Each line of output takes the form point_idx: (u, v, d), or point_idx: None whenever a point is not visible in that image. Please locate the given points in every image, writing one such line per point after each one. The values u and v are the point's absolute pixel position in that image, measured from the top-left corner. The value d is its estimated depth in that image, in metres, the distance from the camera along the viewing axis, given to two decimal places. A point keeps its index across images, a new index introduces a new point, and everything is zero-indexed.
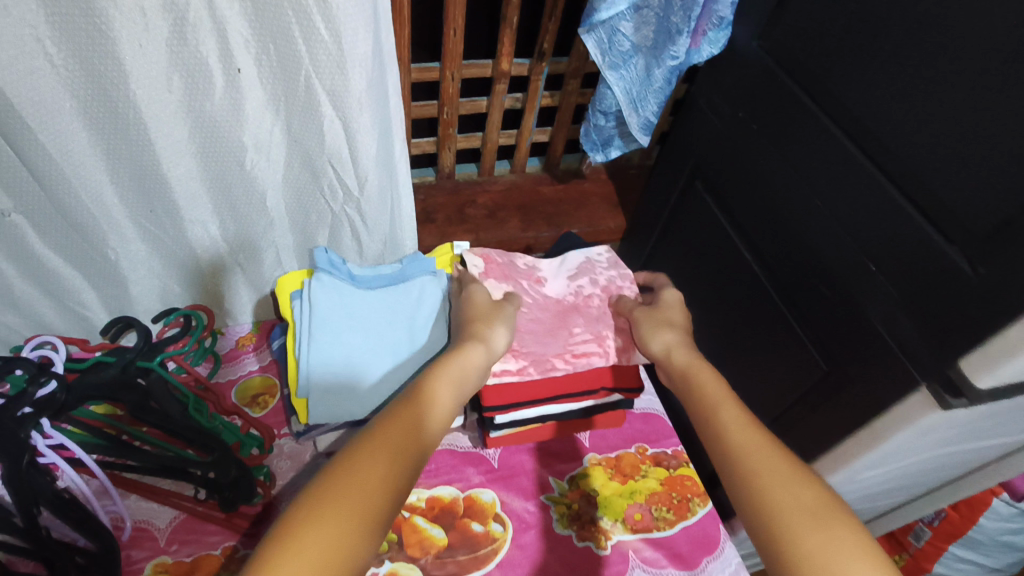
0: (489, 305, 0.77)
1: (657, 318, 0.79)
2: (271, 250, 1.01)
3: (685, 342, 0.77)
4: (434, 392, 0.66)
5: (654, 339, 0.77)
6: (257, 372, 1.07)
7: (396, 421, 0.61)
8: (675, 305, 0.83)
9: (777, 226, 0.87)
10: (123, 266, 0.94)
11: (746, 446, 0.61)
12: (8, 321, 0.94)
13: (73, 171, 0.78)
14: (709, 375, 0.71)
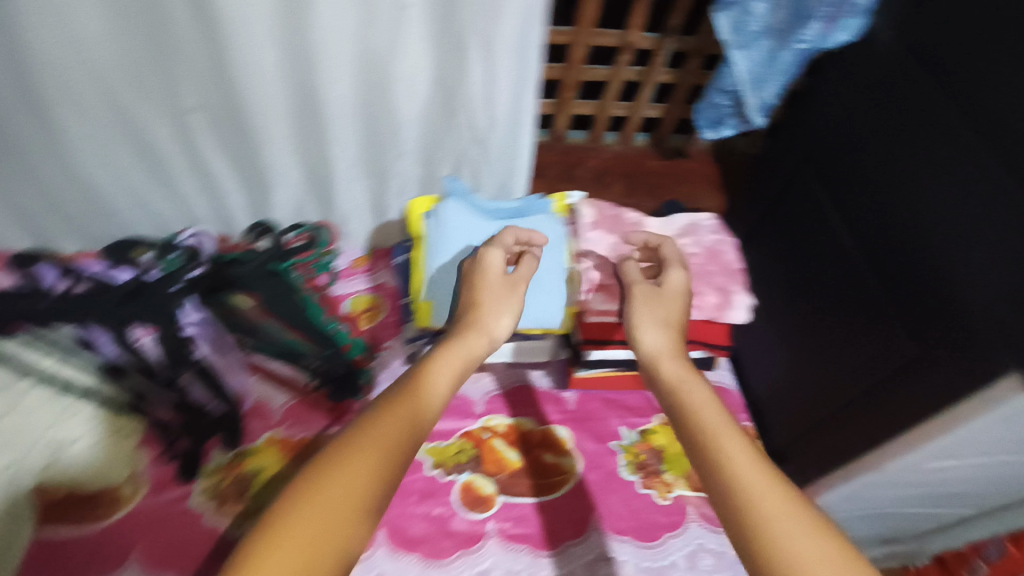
0: (493, 289, 0.75)
1: (657, 311, 0.74)
2: (395, 180, 1.10)
3: (676, 342, 0.72)
4: (432, 379, 0.63)
5: (650, 335, 0.72)
6: (365, 291, 1.16)
7: (389, 411, 0.57)
8: (672, 294, 0.77)
9: (882, 214, 0.89)
10: (272, 178, 1.05)
11: (748, 478, 0.55)
12: (163, 208, 1.07)
13: (246, 82, 0.89)
14: (698, 389, 0.65)
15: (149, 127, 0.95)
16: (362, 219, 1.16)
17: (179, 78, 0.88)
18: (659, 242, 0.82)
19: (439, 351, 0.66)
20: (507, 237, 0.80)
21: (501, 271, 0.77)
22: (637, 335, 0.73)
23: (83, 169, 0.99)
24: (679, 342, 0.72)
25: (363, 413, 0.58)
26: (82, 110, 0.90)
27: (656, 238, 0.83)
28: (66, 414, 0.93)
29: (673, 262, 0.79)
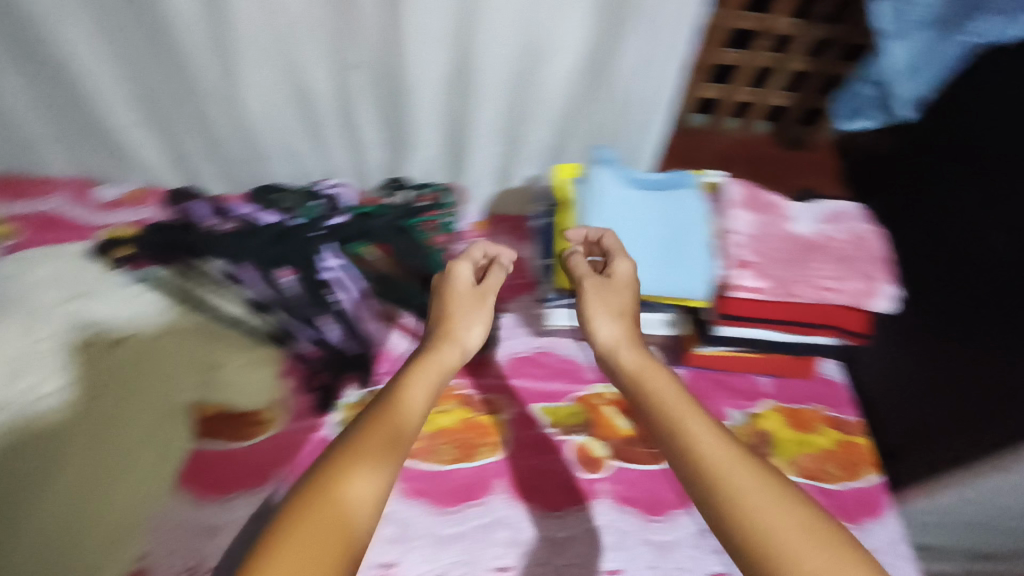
0: (462, 304, 0.83)
1: (610, 302, 0.77)
2: (525, 149, 1.12)
3: (631, 328, 0.75)
4: (412, 387, 0.69)
5: (607, 326, 0.75)
6: (480, 254, 1.18)
7: (378, 418, 0.63)
8: (622, 285, 0.80)
9: (1017, 228, 0.84)
10: (413, 135, 1.10)
11: (714, 458, 0.58)
12: (308, 157, 1.14)
13: (412, 39, 0.93)
14: (659, 376, 0.68)
15: (310, 77, 1.00)
16: (486, 184, 1.19)
17: (350, 30, 0.93)
18: (602, 232, 0.85)
19: (410, 363, 0.73)
20: (475, 253, 0.90)
21: (470, 282, 0.86)
22: (591, 329, 0.75)
23: (241, 115, 1.05)
24: (635, 329, 0.76)
25: (345, 433, 0.62)
26: (254, 56, 0.96)
27: (597, 230, 0.87)
28: (219, 341, 1.02)
29: (617, 251, 0.82)
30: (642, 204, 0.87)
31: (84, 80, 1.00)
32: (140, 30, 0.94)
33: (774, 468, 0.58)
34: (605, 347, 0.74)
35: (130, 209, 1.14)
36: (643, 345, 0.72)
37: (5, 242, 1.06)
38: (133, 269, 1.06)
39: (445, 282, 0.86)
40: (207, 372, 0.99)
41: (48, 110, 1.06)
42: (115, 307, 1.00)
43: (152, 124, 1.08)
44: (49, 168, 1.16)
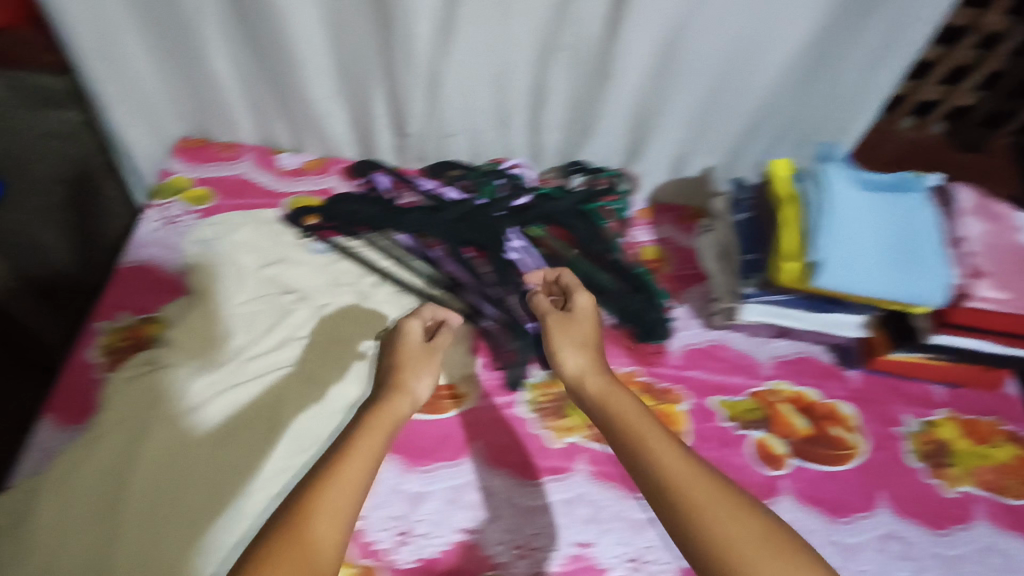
0: (416, 355, 0.80)
1: (573, 336, 0.79)
2: (708, 140, 1.10)
3: (600, 357, 0.77)
4: (365, 432, 0.67)
5: (574, 357, 0.76)
6: (650, 243, 1.18)
7: (341, 461, 0.63)
8: (587, 317, 0.83)
9: None
10: (599, 123, 1.07)
11: (674, 474, 0.61)
12: (489, 139, 1.12)
13: (635, 26, 0.90)
14: (626, 405, 0.69)
15: (513, 61, 0.98)
16: (658, 173, 1.18)
17: (572, 14, 0.91)
18: (558, 273, 0.92)
19: (365, 416, 0.69)
20: (427, 313, 0.87)
21: (418, 338, 0.82)
22: (567, 364, 0.76)
23: (434, 93, 1.03)
24: (598, 355, 0.78)
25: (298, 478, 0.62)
26: (466, 38, 0.94)
27: (554, 272, 0.94)
28: (412, 315, 1.02)
29: (579, 287, 0.87)
30: (873, 209, 0.84)
31: (286, 54, 0.99)
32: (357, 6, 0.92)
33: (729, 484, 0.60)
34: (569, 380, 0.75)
35: (314, 179, 1.15)
36: (605, 369, 0.74)
37: (199, 206, 1.09)
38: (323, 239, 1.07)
39: (400, 332, 0.82)
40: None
41: (243, 79, 1.06)
42: (310, 280, 1.03)
43: (342, 97, 1.08)
44: (230, 134, 1.17)
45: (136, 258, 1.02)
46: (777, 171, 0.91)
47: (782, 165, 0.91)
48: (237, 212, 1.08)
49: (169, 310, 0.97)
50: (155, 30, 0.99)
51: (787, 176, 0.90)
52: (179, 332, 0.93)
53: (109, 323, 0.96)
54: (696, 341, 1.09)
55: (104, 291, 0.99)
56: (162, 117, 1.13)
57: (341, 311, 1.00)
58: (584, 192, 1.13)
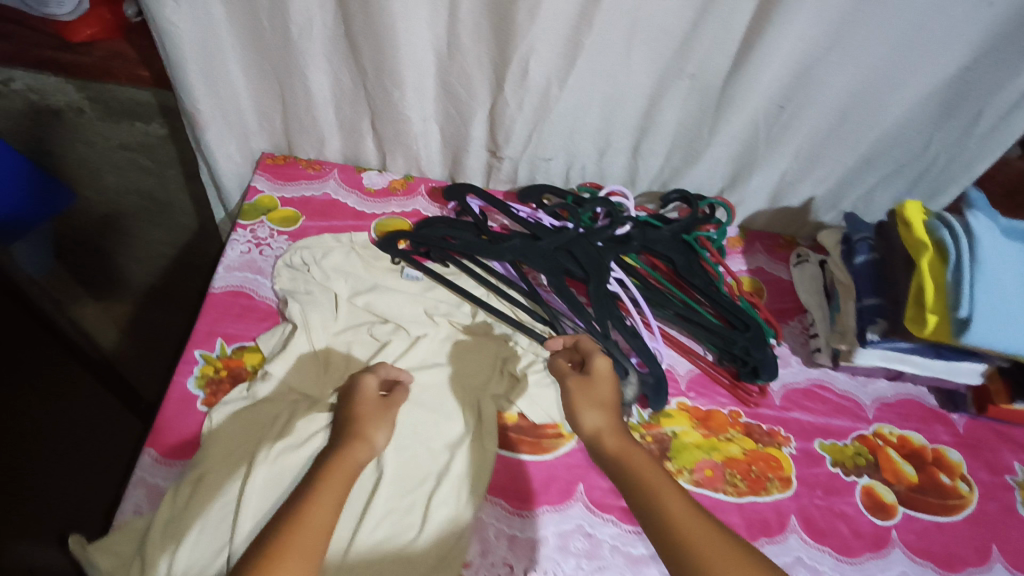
0: (370, 408, 0.81)
1: (593, 399, 0.78)
2: (817, 171, 1.05)
3: (617, 417, 0.77)
4: (330, 470, 0.70)
5: (594, 418, 0.77)
6: (747, 273, 1.15)
7: (311, 500, 0.65)
8: (603, 373, 0.82)
9: None
10: (707, 149, 1.02)
11: (679, 524, 0.62)
12: (587, 162, 1.08)
13: (768, 55, 0.85)
14: (643, 462, 0.70)
15: (628, 89, 0.93)
16: (756, 202, 1.13)
17: (700, 46, 0.86)
18: (577, 338, 0.88)
19: (329, 462, 0.71)
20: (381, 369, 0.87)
21: (376, 392, 0.83)
22: (591, 425, 0.76)
23: (540, 118, 0.98)
24: (616, 414, 0.78)
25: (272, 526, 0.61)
26: (586, 64, 0.89)
27: (573, 337, 0.89)
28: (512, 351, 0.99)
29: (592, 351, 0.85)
30: (1020, 261, 0.80)
31: (387, 77, 0.94)
32: (473, 33, 0.86)
33: (733, 536, 0.62)
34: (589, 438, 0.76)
35: (402, 201, 1.13)
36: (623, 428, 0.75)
37: (289, 227, 1.06)
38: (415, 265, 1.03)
39: (358, 384, 0.83)
40: (499, 378, 0.96)
41: (337, 98, 1.01)
42: (405, 309, 0.99)
43: (438, 118, 1.03)
44: (315, 151, 1.13)
45: (228, 283, 0.99)
46: (911, 211, 0.87)
47: (913, 208, 0.87)
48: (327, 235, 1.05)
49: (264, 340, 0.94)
50: (254, 48, 0.93)
51: (921, 217, 0.86)
52: (278, 365, 0.90)
53: (206, 353, 0.92)
54: (797, 380, 1.05)
55: (198, 319, 0.96)
56: (248, 135, 1.08)
57: (438, 343, 0.98)
58: (687, 219, 1.08)
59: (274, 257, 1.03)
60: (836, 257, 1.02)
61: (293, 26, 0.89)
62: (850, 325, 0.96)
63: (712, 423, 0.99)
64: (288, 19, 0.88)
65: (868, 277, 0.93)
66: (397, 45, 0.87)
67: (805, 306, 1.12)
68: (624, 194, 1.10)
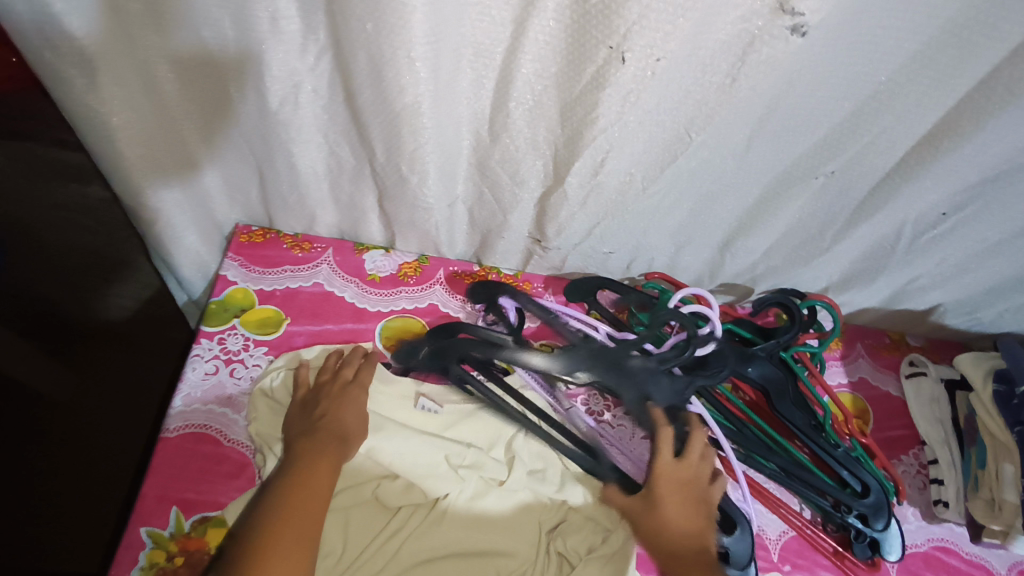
0: (338, 392, 0.74)
1: (679, 495, 0.72)
2: (957, 281, 0.80)
3: (699, 513, 0.72)
4: (312, 468, 0.66)
5: (674, 518, 0.71)
6: (847, 389, 0.90)
7: (286, 500, 0.63)
8: (694, 466, 0.75)
9: None
10: (822, 254, 0.78)
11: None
12: (657, 257, 0.83)
13: (949, 158, 0.60)
14: (702, 572, 0.67)
15: (736, 187, 0.68)
16: (866, 304, 0.89)
17: (853, 140, 0.61)
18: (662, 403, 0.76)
19: (303, 448, 0.68)
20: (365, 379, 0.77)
21: (360, 408, 0.74)
22: (662, 519, 0.71)
23: (609, 213, 0.73)
24: (700, 518, 0.72)
25: (256, 517, 0.61)
26: (686, 161, 0.64)
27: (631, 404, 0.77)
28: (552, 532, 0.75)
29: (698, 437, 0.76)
30: None
31: (405, 160, 0.68)
32: (528, 114, 0.61)
33: None
34: (646, 523, 0.72)
35: (414, 293, 0.87)
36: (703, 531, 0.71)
37: (268, 336, 0.81)
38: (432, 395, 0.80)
39: (347, 391, 0.75)
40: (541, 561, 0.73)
41: (332, 174, 0.76)
42: (418, 461, 0.74)
43: (467, 203, 0.77)
44: (303, 227, 0.88)
45: (186, 424, 0.75)
46: None
47: None
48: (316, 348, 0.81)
49: (232, 511, 0.70)
50: (219, 119, 0.69)
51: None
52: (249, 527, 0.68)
53: (155, 530, 0.69)
54: (916, 542, 0.81)
55: (146, 479, 0.71)
56: (214, 211, 0.83)
57: (456, 509, 0.74)
58: (789, 330, 0.81)
59: (248, 380, 0.79)
60: (984, 397, 0.79)
61: (271, 96, 0.64)
62: (1010, 502, 0.73)
63: None
64: (262, 88, 0.63)
65: None
66: (419, 130, 0.64)
67: (924, 438, 0.87)
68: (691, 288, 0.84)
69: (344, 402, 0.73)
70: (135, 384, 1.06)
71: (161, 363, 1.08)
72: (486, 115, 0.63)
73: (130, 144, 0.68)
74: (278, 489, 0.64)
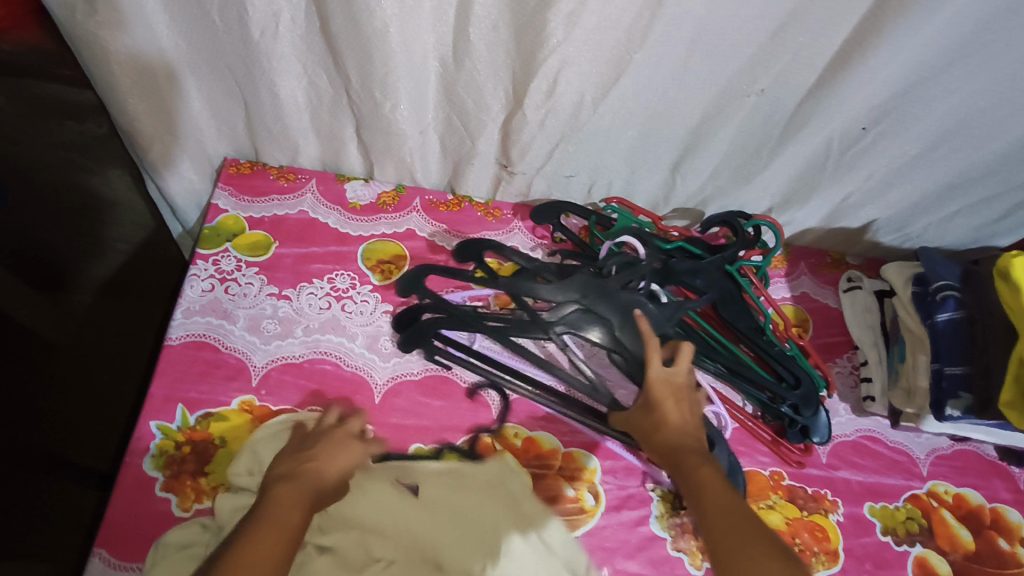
0: (341, 433, 0.73)
1: (676, 396, 0.75)
2: (886, 197, 0.89)
3: (693, 416, 0.75)
4: (285, 491, 0.62)
5: (672, 419, 0.73)
6: (789, 301, 0.99)
7: (255, 518, 0.59)
8: (684, 375, 0.76)
9: None
10: (762, 171, 0.86)
11: (716, 517, 0.62)
12: (615, 181, 0.91)
13: (861, 72, 0.68)
14: (698, 461, 0.68)
15: (678, 107, 0.76)
16: (807, 224, 0.97)
17: (775, 56, 0.68)
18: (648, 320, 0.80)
19: (281, 480, 0.64)
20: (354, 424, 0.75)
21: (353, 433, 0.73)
22: (663, 417, 0.73)
23: (565, 135, 0.81)
24: (694, 417, 0.75)
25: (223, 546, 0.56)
26: (630, 81, 0.72)
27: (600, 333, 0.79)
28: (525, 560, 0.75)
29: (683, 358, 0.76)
30: None
31: (376, 85, 0.75)
32: (486, 39, 0.69)
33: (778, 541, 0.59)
34: (645, 423, 0.74)
35: (393, 218, 0.95)
36: (695, 430, 0.73)
37: (258, 256, 0.89)
38: (413, 475, 0.78)
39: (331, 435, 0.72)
40: None
41: (312, 105, 0.83)
42: (399, 519, 0.74)
43: (438, 130, 0.84)
44: (287, 158, 0.94)
45: (187, 333, 0.83)
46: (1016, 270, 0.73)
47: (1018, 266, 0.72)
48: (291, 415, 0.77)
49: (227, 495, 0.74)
50: (207, 50, 0.75)
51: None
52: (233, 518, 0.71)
53: (164, 424, 0.78)
54: (844, 432, 0.92)
55: (153, 381, 0.80)
56: (206, 144, 0.90)
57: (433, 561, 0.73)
58: (733, 243, 0.89)
59: (241, 296, 0.86)
60: (904, 298, 0.88)
61: (253, 27, 0.71)
62: (922, 387, 0.82)
63: (752, 488, 0.86)
64: (243, 16, 0.70)
65: (950, 343, 0.80)
66: (389, 55, 0.71)
67: (856, 342, 0.96)
68: (639, 207, 0.92)
69: (334, 432, 0.73)
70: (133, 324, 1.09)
71: (151, 304, 1.11)
72: (449, 41, 0.70)
73: (124, 72, 0.76)
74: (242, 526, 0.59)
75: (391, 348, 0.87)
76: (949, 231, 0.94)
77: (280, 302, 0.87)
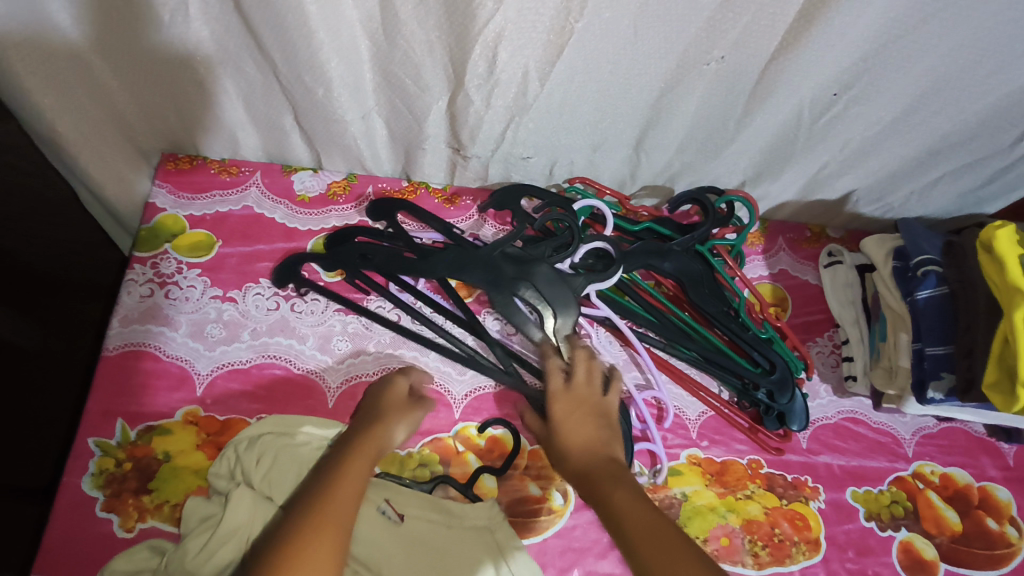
0: (401, 408, 0.73)
1: (580, 414, 0.70)
2: (864, 165, 0.83)
3: (603, 425, 0.70)
4: (353, 457, 0.65)
5: (569, 438, 0.69)
6: (767, 280, 0.94)
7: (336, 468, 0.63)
8: (586, 387, 0.73)
9: None
10: (731, 144, 0.80)
11: (621, 518, 0.59)
12: (577, 160, 0.85)
13: (825, 34, 0.63)
14: (610, 471, 0.65)
15: (632, 77, 0.70)
16: (785, 197, 0.92)
17: (729, 20, 0.63)
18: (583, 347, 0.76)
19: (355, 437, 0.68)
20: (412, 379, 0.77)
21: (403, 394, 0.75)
22: (562, 443, 0.69)
23: (516, 113, 0.75)
24: (602, 429, 0.70)
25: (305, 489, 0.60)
26: (576, 51, 0.67)
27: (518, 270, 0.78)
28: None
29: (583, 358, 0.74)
30: None
31: (306, 69, 0.70)
32: (415, 11, 0.63)
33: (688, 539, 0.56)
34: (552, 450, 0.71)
35: (344, 210, 0.89)
36: (609, 444, 0.68)
37: (199, 256, 0.84)
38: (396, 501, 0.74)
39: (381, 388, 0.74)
40: None
41: (244, 93, 0.77)
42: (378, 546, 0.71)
43: (382, 114, 0.79)
44: (228, 151, 0.89)
45: (126, 343, 0.78)
46: (1002, 245, 0.69)
47: (1003, 242, 0.69)
48: (273, 451, 0.73)
49: (191, 505, 0.71)
50: (119, 37, 0.69)
51: (1016, 254, 0.68)
52: (198, 526, 0.69)
53: (103, 440, 0.74)
54: (826, 415, 0.88)
55: (90, 396, 0.76)
56: (135, 139, 0.84)
57: None
58: (703, 223, 0.82)
59: (182, 300, 0.82)
60: (885, 274, 0.85)
61: (161, 9, 0.65)
62: (904, 366, 0.79)
63: (729, 478, 0.83)
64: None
65: (932, 319, 0.76)
66: (311, 31, 0.65)
67: (837, 320, 0.92)
68: (603, 186, 0.86)
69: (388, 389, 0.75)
70: (68, 323, 0.96)
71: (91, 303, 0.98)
72: (377, 15, 0.65)
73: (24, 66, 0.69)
74: (327, 467, 0.64)
75: (344, 349, 0.82)
76: (935, 196, 0.89)
77: (225, 304, 0.82)
